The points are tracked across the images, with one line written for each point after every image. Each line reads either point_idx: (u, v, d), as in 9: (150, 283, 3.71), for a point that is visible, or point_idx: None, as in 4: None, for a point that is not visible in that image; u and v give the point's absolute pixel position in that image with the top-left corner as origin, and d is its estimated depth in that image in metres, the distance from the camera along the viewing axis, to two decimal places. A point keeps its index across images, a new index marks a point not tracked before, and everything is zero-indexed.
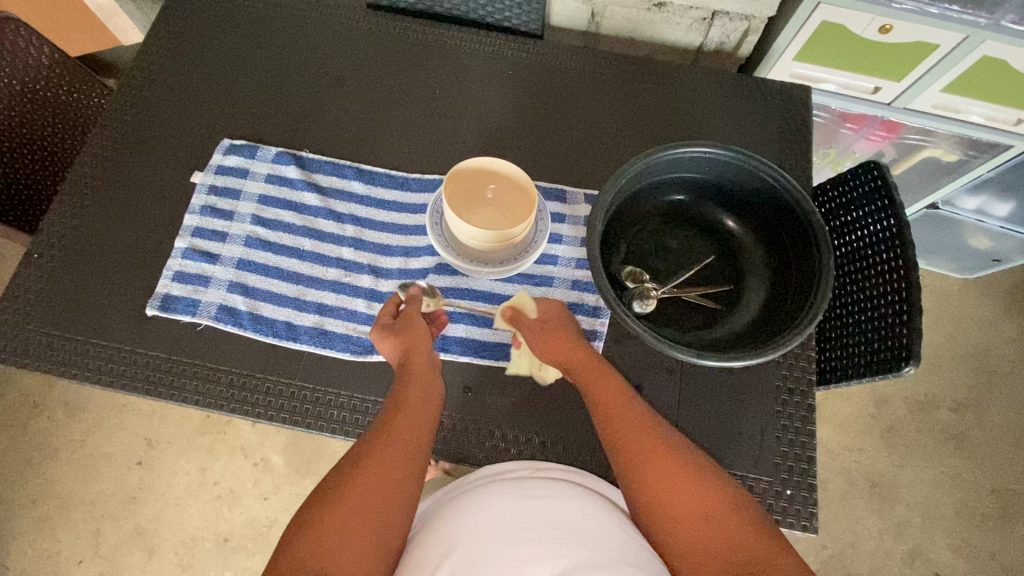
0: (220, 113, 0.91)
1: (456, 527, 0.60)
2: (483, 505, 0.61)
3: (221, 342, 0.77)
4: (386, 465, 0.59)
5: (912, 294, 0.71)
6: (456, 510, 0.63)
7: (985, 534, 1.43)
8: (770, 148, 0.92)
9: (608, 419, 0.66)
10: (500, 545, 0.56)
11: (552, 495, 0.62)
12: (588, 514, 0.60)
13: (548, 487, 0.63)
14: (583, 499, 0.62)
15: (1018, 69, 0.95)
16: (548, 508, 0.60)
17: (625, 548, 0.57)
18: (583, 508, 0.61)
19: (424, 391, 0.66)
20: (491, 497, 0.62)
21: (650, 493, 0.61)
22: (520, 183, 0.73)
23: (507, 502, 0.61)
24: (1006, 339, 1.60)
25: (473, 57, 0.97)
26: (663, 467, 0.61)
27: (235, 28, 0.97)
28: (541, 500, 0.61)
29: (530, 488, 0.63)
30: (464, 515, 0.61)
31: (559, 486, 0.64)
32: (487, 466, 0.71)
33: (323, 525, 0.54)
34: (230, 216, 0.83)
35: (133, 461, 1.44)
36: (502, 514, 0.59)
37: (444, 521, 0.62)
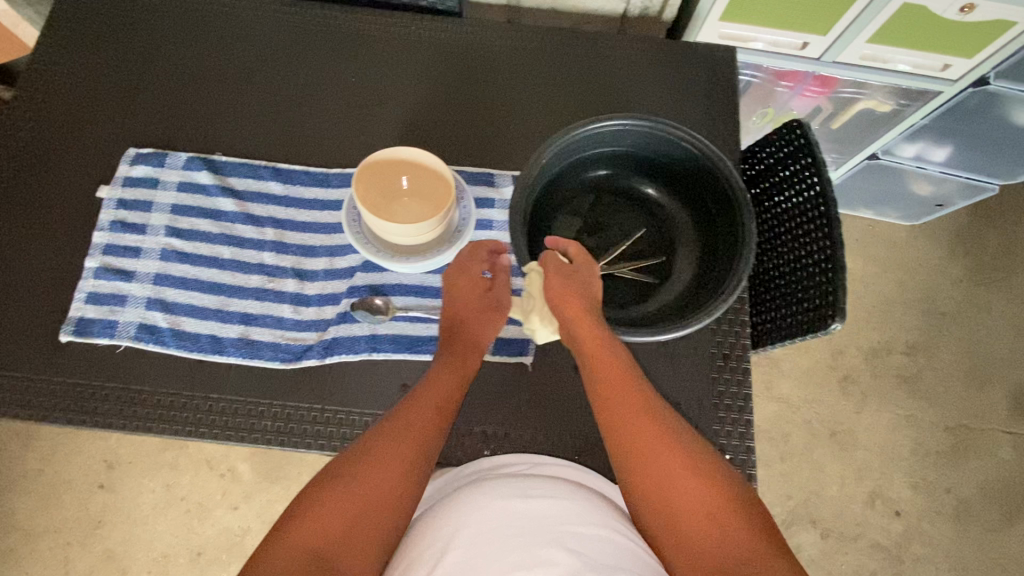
0: (123, 121, 0.86)
1: (448, 526, 0.58)
2: (478, 504, 0.58)
3: (144, 363, 0.74)
4: (395, 456, 0.58)
5: (836, 251, 0.71)
6: (448, 509, 0.60)
7: (941, 470, 1.50)
8: (697, 113, 0.90)
9: (615, 406, 0.62)
10: (497, 549, 0.53)
11: (552, 493, 0.59)
12: (584, 513, 0.58)
13: (546, 486, 0.60)
14: (580, 497, 0.60)
15: (938, 13, 0.96)
16: (547, 506, 0.58)
17: (621, 552, 0.55)
18: (581, 506, 0.59)
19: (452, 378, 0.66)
20: (488, 494, 0.59)
21: (648, 485, 0.58)
22: (434, 167, 0.71)
23: (507, 499, 0.58)
24: (953, 281, 1.64)
25: (389, 41, 0.93)
26: (664, 460, 0.58)
27: (132, 27, 0.91)
28: (538, 499, 0.58)
29: (526, 487, 0.60)
30: (458, 514, 0.58)
31: (557, 483, 0.62)
32: (485, 458, 0.71)
33: (322, 519, 0.53)
34: (143, 230, 0.79)
35: (95, 485, 1.41)
36: (498, 514, 0.56)
37: (436, 519, 0.59)
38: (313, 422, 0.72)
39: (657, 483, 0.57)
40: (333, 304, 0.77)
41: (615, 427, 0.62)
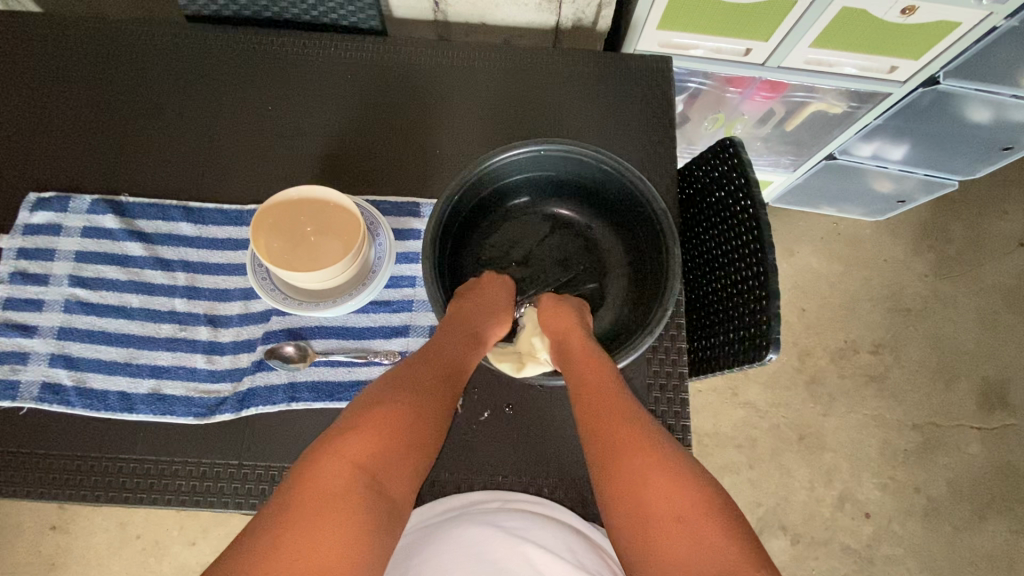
0: (24, 164, 0.81)
1: (428, 556, 0.63)
2: (459, 538, 0.64)
3: (50, 424, 0.70)
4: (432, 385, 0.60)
5: (769, 279, 0.68)
6: (428, 541, 0.65)
7: (910, 469, 1.49)
8: (632, 130, 0.87)
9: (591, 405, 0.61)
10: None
11: (521, 527, 0.65)
12: (555, 545, 0.64)
13: (521, 520, 0.66)
14: (550, 528, 0.66)
15: (879, 16, 0.92)
16: (516, 539, 0.63)
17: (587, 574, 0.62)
18: (552, 538, 0.64)
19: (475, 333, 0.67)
20: (467, 528, 0.64)
21: (624, 493, 0.54)
22: (326, 197, 0.67)
23: (478, 535, 0.63)
24: (919, 277, 1.63)
25: (309, 66, 0.89)
26: (641, 462, 0.55)
27: (34, 61, 0.86)
28: (514, 533, 0.64)
29: (502, 521, 0.65)
30: (440, 545, 0.64)
31: (530, 516, 0.67)
32: (459, 495, 0.70)
33: (364, 439, 0.53)
34: (46, 280, 0.75)
35: (46, 526, 1.37)
36: (476, 549, 0.62)
37: (417, 548, 0.65)
38: (229, 479, 0.69)
39: (632, 488, 0.54)
40: (248, 352, 0.73)
41: (595, 430, 0.59)
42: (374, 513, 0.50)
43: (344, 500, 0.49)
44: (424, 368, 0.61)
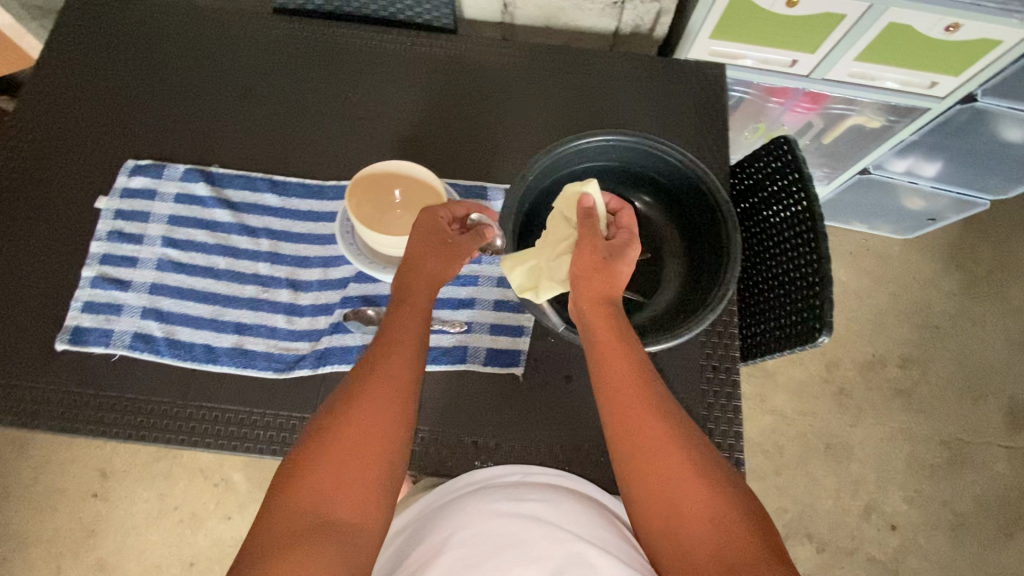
0: (123, 135, 0.87)
1: (447, 530, 0.61)
2: (475, 510, 0.62)
3: (139, 371, 0.75)
4: (375, 402, 0.60)
5: (823, 265, 0.72)
6: (446, 517, 0.64)
7: (936, 484, 1.49)
8: (687, 128, 0.92)
9: (622, 408, 0.63)
10: (494, 547, 0.56)
11: (541, 498, 0.63)
12: (575, 514, 0.61)
13: (538, 493, 0.64)
14: (572, 500, 0.64)
15: (924, 32, 0.98)
16: (535, 509, 0.61)
17: (610, 545, 0.58)
18: (572, 508, 0.62)
19: (419, 322, 0.68)
20: (484, 501, 0.63)
21: (656, 503, 0.58)
22: (412, 173, 0.73)
23: (496, 507, 0.61)
24: (946, 295, 1.65)
25: (385, 57, 0.94)
26: (673, 475, 0.59)
27: (134, 41, 0.93)
28: (530, 503, 0.62)
29: (520, 493, 0.63)
30: (457, 520, 0.62)
31: (549, 489, 0.65)
32: (479, 470, 0.71)
33: (313, 469, 0.57)
34: (140, 240, 0.80)
35: (88, 493, 1.41)
36: (493, 517, 0.60)
37: (438, 525, 0.63)
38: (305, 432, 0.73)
39: (666, 499, 0.58)
40: (326, 314, 0.78)
41: (623, 441, 0.61)
42: (330, 550, 0.53)
43: (303, 544, 0.53)
44: (369, 394, 0.61)
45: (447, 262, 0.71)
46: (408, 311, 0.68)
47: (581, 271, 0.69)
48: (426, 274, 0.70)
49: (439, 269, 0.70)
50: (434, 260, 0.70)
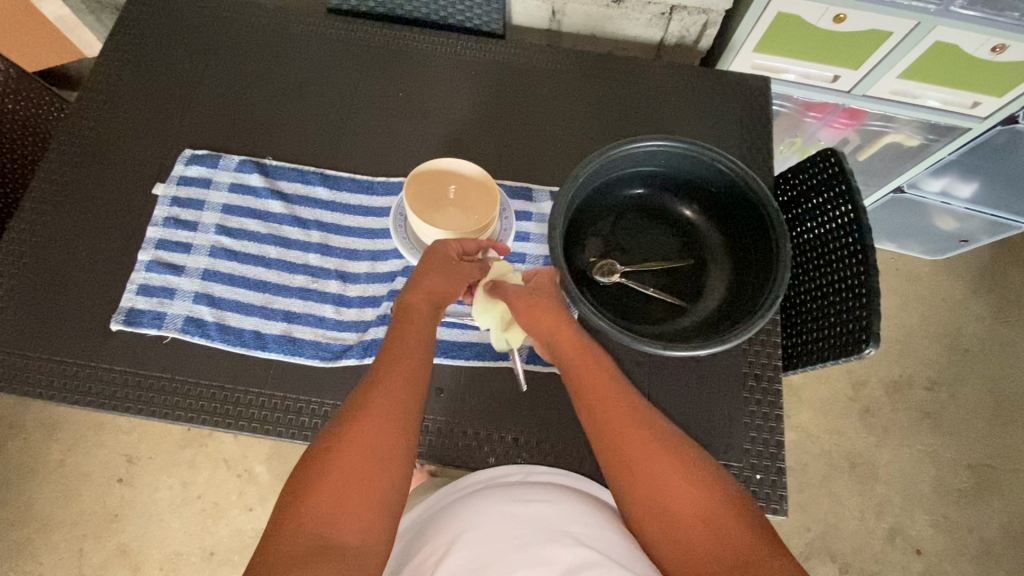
0: (181, 125, 0.90)
1: (453, 530, 0.62)
2: (481, 511, 0.62)
3: (189, 354, 0.76)
4: (377, 423, 0.59)
5: (871, 277, 0.73)
6: (453, 516, 0.64)
7: (963, 509, 1.46)
8: (731, 138, 0.93)
9: (607, 417, 0.64)
10: (499, 547, 0.57)
11: (547, 498, 0.63)
12: (582, 514, 0.61)
13: (542, 492, 0.64)
14: (576, 500, 0.64)
15: (970, 52, 0.99)
16: (540, 510, 0.61)
17: (617, 548, 0.58)
18: (578, 509, 0.62)
19: (419, 342, 0.66)
20: (489, 501, 0.63)
21: (648, 504, 0.60)
22: (465, 171, 0.76)
23: (500, 507, 0.62)
24: (976, 317, 1.63)
25: (434, 57, 0.96)
26: (661, 475, 0.61)
27: (193, 35, 0.96)
28: (536, 505, 0.62)
29: (524, 493, 0.64)
30: (462, 520, 0.62)
31: (554, 489, 0.65)
32: (485, 469, 0.72)
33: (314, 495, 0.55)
34: (195, 227, 0.82)
35: (113, 478, 1.42)
36: (496, 519, 0.60)
37: (446, 525, 0.64)
38: None
39: (657, 499, 0.60)
40: (373, 307, 0.79)
41: (610, 447, 0.63)
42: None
43: (307, 569, 0.51)
44: (366, 414, 0.59)
45: (449, 282, 0.70)
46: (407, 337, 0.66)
47: (528, 315, 0.71)
48: (427, 294, 0.69)
49: (442, 288, 0.70)
50: (434, 278, 0.69)
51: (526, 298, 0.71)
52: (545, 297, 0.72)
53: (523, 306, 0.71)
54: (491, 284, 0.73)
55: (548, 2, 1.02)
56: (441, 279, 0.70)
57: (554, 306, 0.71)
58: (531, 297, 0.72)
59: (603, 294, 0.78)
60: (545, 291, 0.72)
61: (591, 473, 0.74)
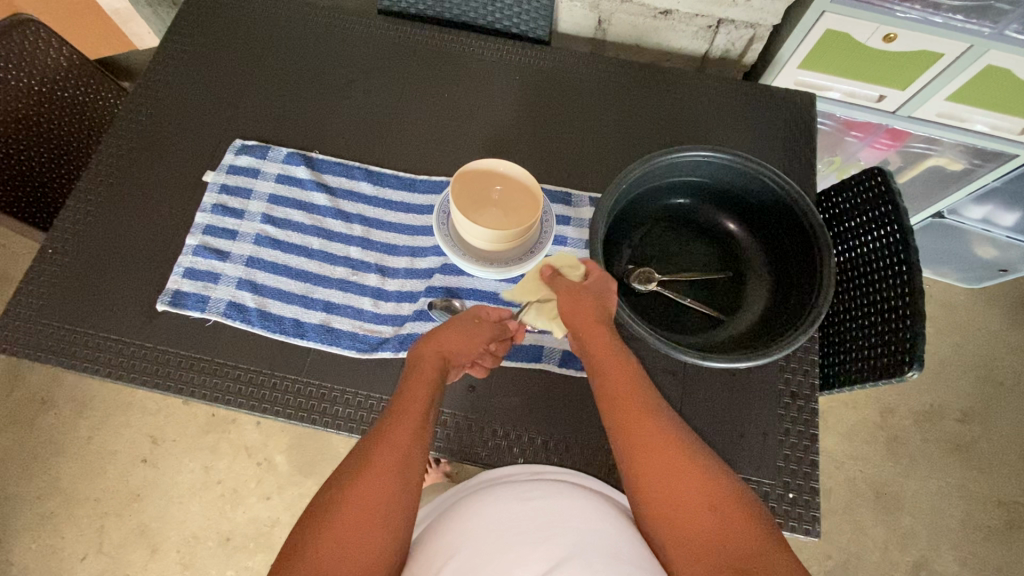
0: (233, 115, 0.93)
1: (454, 527, 0.61)
2: (481, 506, 0.62)
3: (230, 338, 0.78)
4: (385, 471, 0.58)
5: (916, 299, 0.71)
6: (457, 508, 0.64)
7: (993, 547, 1.41)
8: (775, 152, 0.92)
9: (621, 406, 0.63)
10: (497, 545, 0.56)
11: (548, 494, 0.61)
12: (579, 511, 0.59)
13: (543, 488, 0.62)
14: (578, 494, 0.62)
15: (1023, 77, 0.97)
16: (540, 507, 0.59)
17: (615, 547, 0.56)
18: (576, 504, 0.60)
19: (428, 394, 0.64)
20: (490, 495, 0.62)
21: (656, 492, 0.58)
22: (511, 174, 0.77)
23: (501, 504, 0.60)
24: (1014, 350, 1.57)
25: (480, 59, 0.97)
26: (671, 462, 0.59)
27: (249, 29, 0.99)
28: (533, 502, 0.60)
29: (525, 490, 0.62)
30: (463, 514, 0.62)
31: (557, 483, 0.63)
32: (494, 469, 0.72)
33: (324, 540, 0.54)
34: (241, 215, 0.85)
35: (137, 458, 1.45)
36: (496, 517, 0.59)
37: (448, 520, 0.63)
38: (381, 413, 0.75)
39: (669, 491, 0.58)
40: (410, 302, 0.80)
41: (624, 431, 0.62)
42: None
43: None
44: (374, 460, 0.58)
45: (464, 341, 0.69)
46: (416, 382, 0.65)
47: (564, 307, 0.69)
48: (440, 348, 0.68)
49: (456, 345, 0.68)
50: (450, 334, 0.68)
51: (574, 294, 0.70)
52: (590, 299, 0.69)
53: (566, 298, 0.70)
54: (548, 271, 0.73)
55: (594, 11, 1.04)
56: (456, 336, 0.68)
57: (597, 309, 0.68)
58: (579, 292, 0.70)
59: (641, 302, 0.78)
60: (590, 293, 0.69)
61: (620, 481, 0.73)
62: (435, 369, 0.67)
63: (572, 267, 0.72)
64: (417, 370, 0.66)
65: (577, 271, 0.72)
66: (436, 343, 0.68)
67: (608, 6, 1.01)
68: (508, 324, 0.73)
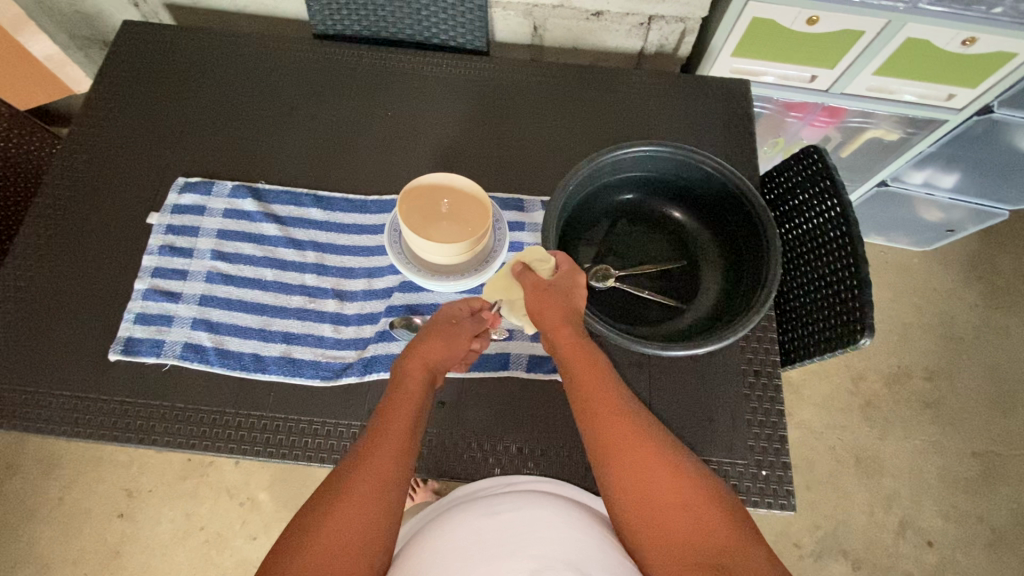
0: (173, 153, 0.91)
1: (425, 550, 0.59)
2: (453, 525, 0.61)
3: (189, 381, 0.76)
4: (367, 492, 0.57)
5: (860, 269, 0.74)
6: (429, 530, 0.63)
7: (972, 498, 1.45)
8: (716, 139, 0.94)
9: (589, 406, 0.64)
10: (469, 563, 0.55)
11: (518, 505, 0.60)
12: (551, 518, 0.58)
13: (512, 500, 0.62)
14: (549, 502, 0.61)
15: (942, 46, 1.02)
16: (511, 520, 0.58)
17: (587, 549, 0.55)
18: (547, 512, 0.59)
19: (415, 407, 0.64)
20: (461, 515, 0.62)
21: (630, 493, 0.58)
22: (457, 186, 0.78)
23: (471, 522, 0.59)
24: (970, 305, 1.63)
25: (419, 75, 0.97)
26: (643, 463, 0.59)
27: (182, 65, 0.98)
28: (503, 514, 0.59)
29: (494, 504, 0.62)
30: (435, 537, 0.61)
31: (527, 494, 0.63)
32: (466, 484, 0.72)
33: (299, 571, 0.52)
34: (190, 254, 0.83)
35: (114, 514, 1.40)
36: (468, 536, 0.58)
37: (418, 544, 0.61)
38: (352, 440, 0.74)
39: (642, 491, 0.58)
40: (371, 323, 0.80)
41: (594, 429, 0.62)
42: None
43: None
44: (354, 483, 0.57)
45: (448, 347, 0.69)
46: (401, 399, 0.64)
47: (534, 306, 0.71)
48: (425, 360, 0.67)
49: (441, 353, 0.68)
50: (433, 344, 0.68)
51: (540, 292, 0.71)
52: (557, 295, 0.70)
53: (533, 296, 0.71)
54: (520, 267, 0.74)
55: (529, 18, 1.06)
56: (439, 344, 0.68)
57: (564, 304, 0.70)
58: (547, 291, 0.71)
59: (601, 300, 0.79)
60: (558, 290, 0.70)
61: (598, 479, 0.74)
62: (420, 382, 0.66)
63: (542, 261, 0.72)
64: (402, 385, 0.66)
65: (547, 264, 0.72)
66: (418, 356, 0.67)
67: (542, 13, 1.04)
68: (484, 313, 0.73)
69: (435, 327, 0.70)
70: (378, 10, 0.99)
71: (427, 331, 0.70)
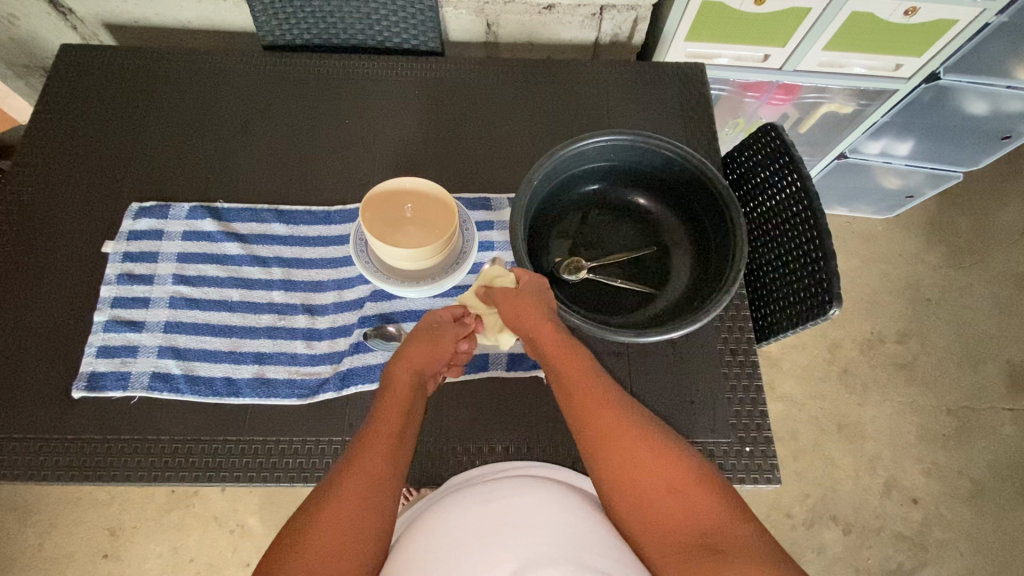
0: (126, 178, 0.88)
1: (417, 541, 0.58)
2: (445, 515, 0.59)
3: (160, 411, 0.74)
4: (360, 488, 0.56)
5: (824, 241, 0.75)
6: (421, 522, 0.62)
7: (950, 453, 1.50)
8: (676, 124, 0.95)
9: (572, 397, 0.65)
10: (462, 553, 0.53)
11: (511, 492, 0.59)
12: (544, 504, 0.57)
13: (505, 488, 0.60)
14: (541, 488, 0.60)
15: (886, 18, 1.05)
16: (502, 508, 0.57)
17: (580, 535, 0.54)
18: (539, 497, 0.58)
19: (405, 411, 0.64)
20: (453, 505, 0.60)
21: (617, 477, 0.59)
22: (416, 188, 0.76)
23: (463, 512, 0.58)
24: (934, 267, 1.68)
25: (373, 79, 0.96)
26: (628, 447, 0.59)
27: (128, 86, 0.94)
28: (495, 502, 0.58)
29: (487, 492, 0.60)
30: (427, 527, 0.59)
31: (519, 481, 0.62)
32: (448, 480, 0.71)
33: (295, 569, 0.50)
34: (151, 280, 0.80)
35: (98, 555, 1.35)
36: (459, 526, 0.56)
37: (411, 536, 0.60)
38: (334, 455, 0.72)
39: (628, 476, 0.58)
40: (345, 336, 0.78)
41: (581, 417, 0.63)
42: None
43: None
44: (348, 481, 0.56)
45: (435, 349, 0.69)
46: (393, 400, 0.64)
47: (509, 314, 0.71)
48: (412, 365, 0.67)
49: (429, 357, 0.68)
50: (419, 347, 0.68)
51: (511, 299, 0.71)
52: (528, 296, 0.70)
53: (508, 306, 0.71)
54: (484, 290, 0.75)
55: (481, 16, 1.06)
56: (426, 348, 0.68)
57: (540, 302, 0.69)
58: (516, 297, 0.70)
59: (574, 293, 0.79)
60: (529, 289, 0.70)
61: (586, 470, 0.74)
62: (410, 387, 0.66)
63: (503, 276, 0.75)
64: (392, 389, 0.65)
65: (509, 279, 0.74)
66: (407, 363, 0.67)
67: (494, 9, 1.03)
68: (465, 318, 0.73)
69: (420, 331, 0.69)
70: (327, 16, 0.98)
71: (412, 337, 0.69)
